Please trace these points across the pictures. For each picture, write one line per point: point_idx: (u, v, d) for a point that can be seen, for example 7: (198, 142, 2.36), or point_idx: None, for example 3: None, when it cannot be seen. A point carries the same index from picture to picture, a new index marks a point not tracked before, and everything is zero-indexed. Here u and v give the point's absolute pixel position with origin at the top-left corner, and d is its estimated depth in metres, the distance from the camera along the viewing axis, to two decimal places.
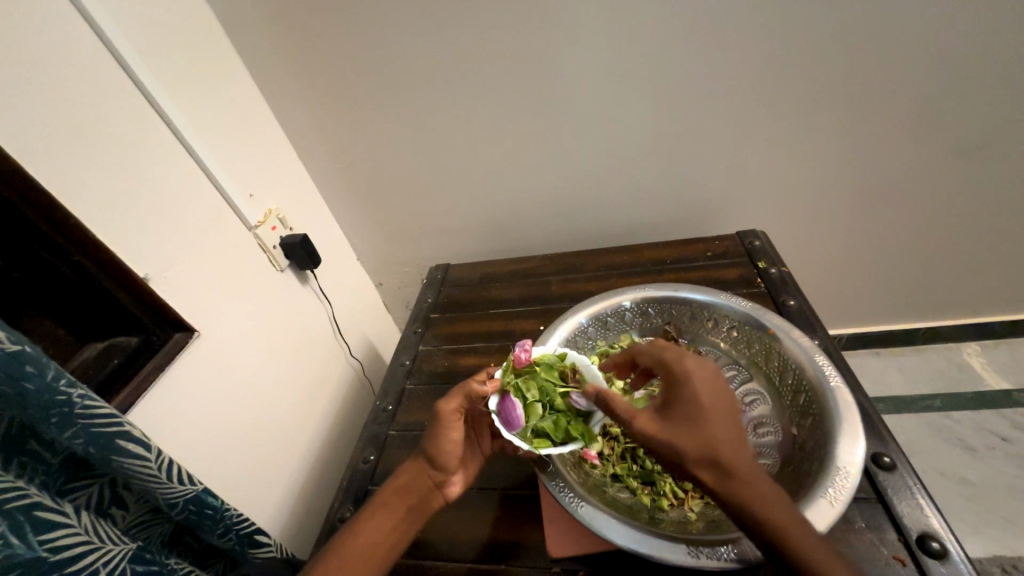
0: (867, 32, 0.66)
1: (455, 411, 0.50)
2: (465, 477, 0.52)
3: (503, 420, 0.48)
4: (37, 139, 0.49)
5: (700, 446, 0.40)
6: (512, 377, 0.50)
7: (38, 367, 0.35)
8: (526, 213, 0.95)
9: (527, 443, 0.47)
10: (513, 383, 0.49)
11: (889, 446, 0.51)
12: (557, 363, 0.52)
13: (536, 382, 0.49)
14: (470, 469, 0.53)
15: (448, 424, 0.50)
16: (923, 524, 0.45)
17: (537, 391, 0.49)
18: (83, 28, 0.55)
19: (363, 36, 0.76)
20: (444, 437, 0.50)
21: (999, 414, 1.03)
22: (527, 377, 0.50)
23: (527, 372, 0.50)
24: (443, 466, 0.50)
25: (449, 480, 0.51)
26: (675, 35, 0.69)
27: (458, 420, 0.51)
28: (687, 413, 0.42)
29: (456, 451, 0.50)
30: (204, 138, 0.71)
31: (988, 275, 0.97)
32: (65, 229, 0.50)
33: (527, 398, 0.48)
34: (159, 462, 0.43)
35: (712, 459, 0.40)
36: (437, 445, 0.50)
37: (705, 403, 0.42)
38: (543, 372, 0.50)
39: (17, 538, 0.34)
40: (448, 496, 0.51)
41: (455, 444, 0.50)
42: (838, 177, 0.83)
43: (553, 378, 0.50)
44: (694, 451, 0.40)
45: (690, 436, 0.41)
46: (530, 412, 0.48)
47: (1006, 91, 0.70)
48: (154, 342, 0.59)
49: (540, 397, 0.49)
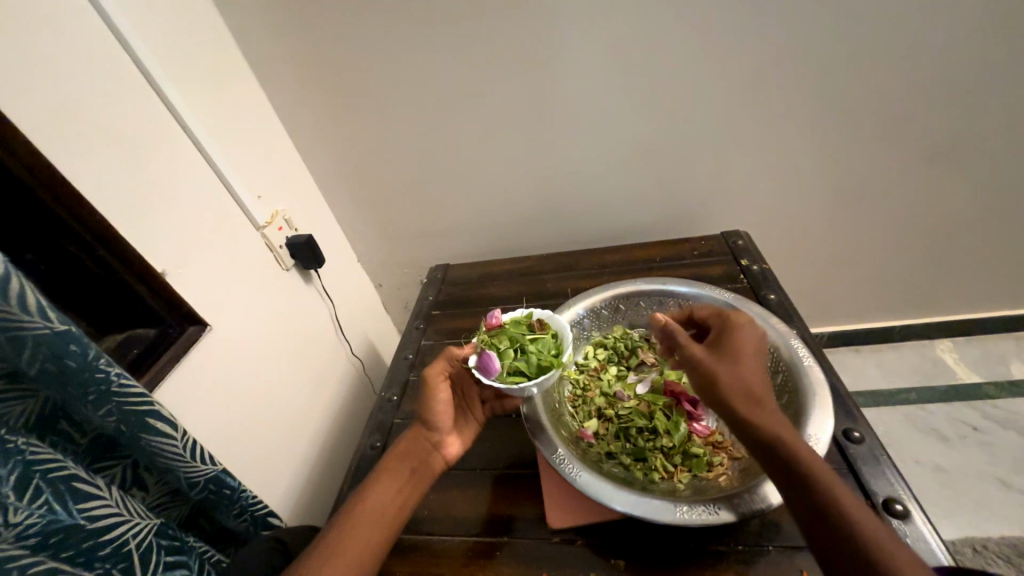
0: (833, 47, 0.73)
1: (441, 374, 0.54)
2: (462, 439, 0.56)
3: (481, 369, 0.51)
4: (66, 144, 0.52)
5: (738, 382, 0.46)
6: (485, 337, 0.55)
7: (81, 346, 0.38)
8: (522, 215, 1.00)
9: (506, 382, 0.51)
10: (487, 340, 0.54)
11: (859, 422, 0.55)
12: (524, 320, 0.57)
13: (505, 335, 0.55)
14: (466, 433, 0.56)
15: (436, 387, 0.54)
16: (889, 490, 0.49)
17: (508, 340, 0.54)
18: (111, 40, 0.59)
19: (368, 49, 0.80)
20: (434, 399, 0.54)
21: (970, 406, 1.08)
22: (499, 333, 0.55)
23: (498, 330, 0.56)
24: (439, 426, 0.54)
25: (446, 441, 0.55)
26: (661, 49, 0.75)
27: (445, 383, 0.55)
28: (733, 354, 0.48)
29: (448, 412, 0.54)
30: (216, 142, 0.74)
31: (958, 274, 1.03)
32: (90, 223, 0.53)
33: (500, 348, 0.53)
34: (183, 442, 0.46)
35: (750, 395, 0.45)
36: (430, 408, 0.54)
37: (748, 350, 0.49)
38: (511, 327, 0.56)
39: (59, 505, 0.37)
40: (448, 456, 0.55)
41: (445, 405, 0.54)
42: (813, 180, 0.89)
43: (521, 329, 0.55)
44: (733, 383, 0.46)
45: (731, 370, 0.47)
46: (505, 356, 0.52)
47: (960, 102, 0.77)
48: (171, 333, 0.62)
49: (512, 345, 0.54)
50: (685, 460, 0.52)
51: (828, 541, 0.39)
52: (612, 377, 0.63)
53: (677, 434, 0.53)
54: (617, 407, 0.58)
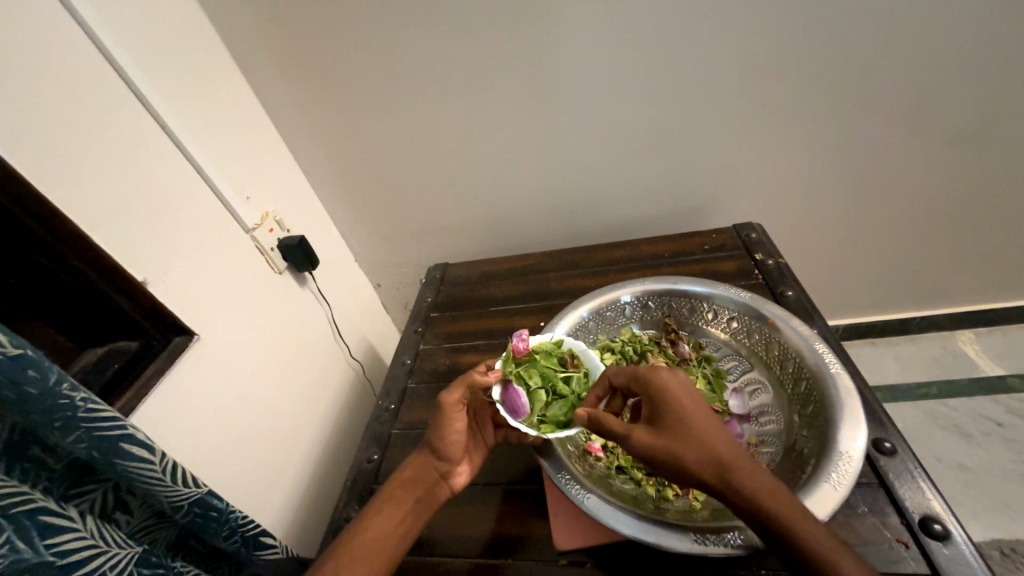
0: (856, 23, 0.67)
1: (458, 401, 0.51)
2: (471, 468, 0.53)
3: (509, 409, 0.50)
4: (33, 149, 0.49)
5: (702, 459, 0.40)
6: (513, 366, 0.52)
7: (41, 371, 0.35)
8: (523, 211, 0.95)
9: (533, 428, 0.49)
10: (515, 372, 0.51)
11: (890, 432, 0.51)
12: (555, 350, 0.54)
13: (537, 369, 0.51)
14: (475, 460, 0.54)
15: (451, 415, 0.51)
16: (925, 507, 0.46)
17: (539, 376, 0.51)
18: (79, 35, 0.55)
19: (357, 39, 0.75)
20: (448, 426, 0.51)
21: (994, 400, 1.04)
22: (529, 365, 0.51)
23: (527, 361, 0.52)
24: (449, 455, 0.51)
25: (454, 470, 0.52)
26: (669, 30, 0.70)
27: (461, 410, 0.52)
28: (681, 429, 0.42)
29: (461, 441, 0.52)
30: (199, 140, 0.70)
31: (983, 263, 0.98)
32: (62, 233, 0.50)
33: (530, 385, 0.50)
34: (163, 465, 0.44)
35: (718, 471, 0.39)
36: (441, 435, 0.51)
37: (692, 415, 0.42)
38: (543, 359, 0.52)
39: (23, 543, 0.35)
40: (455, 485, 0.52)
41: (458, 434, 0.51)
42: (833, 168, 0.83)
43: (553, 363, 0.52)
44: (699, 466, 0.40)
45: (691, 445, 0.41)
46: (535, 398, 0.50)
47: (992, 80, 0.71)
48: (155, 346, 0.59)
49: (543, 383, 0.50)
50: None
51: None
52: None
53: None
54: None
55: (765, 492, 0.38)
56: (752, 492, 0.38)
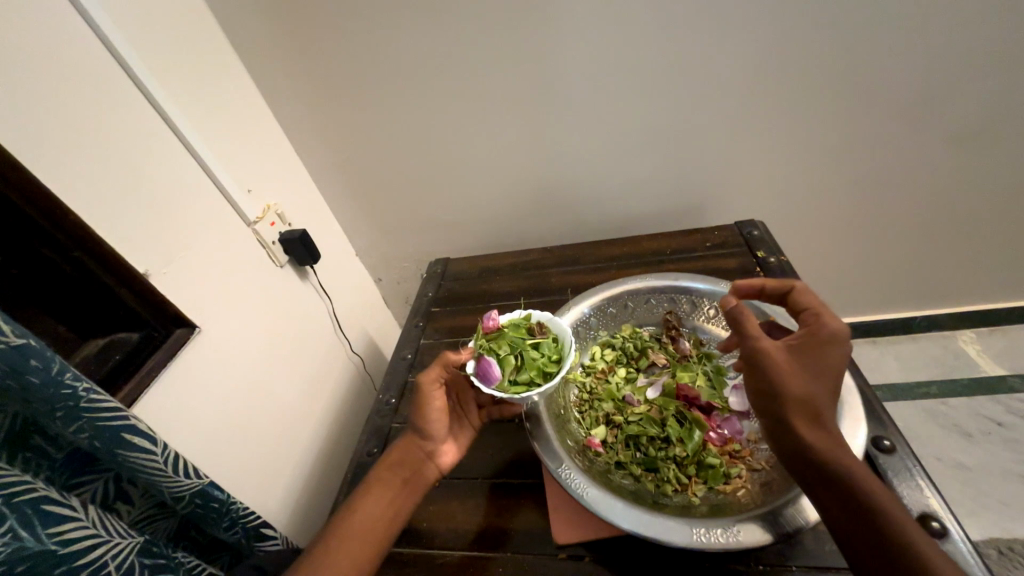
0: (862, 20, 0.66)
1: (435, 380, 0.52)
2: (457, 447, 0.54)
3: (482, 378, 0.50)
4: (35, 141, 0.49)
5: (806, 391, 0.43)
6: (482, 341, 0.52)
7: (43, 361, 0.35)
8: (524, 206, 0.95)
9: (506, 392, 0.49)
10: (486, 346, 0.52)
11: (889, 430, 0.51)
12: (523, 322, 0.55)
13: (506, 339, 0.52)
14: (460, 440, 0.54)
15: (430, 394, 0.52)
16: (923, 505, 0.46)
17: (508, 346, 0.52)
18: (82, 27, 0.54)
19: (360, 33, 0.75)
20: (427, 405, 0.52)
21: (994, 400, 1.04)
22: (498, 338, 0.52)
23: (496, 334, 0.53)
24: (431, 433, 0.52)
25: (439, 449, 0.52)
26: (673, 26, 0.69)
27: (440, 390, 0.53)
28: (810, 362, 0.45)
29: (442, 418, 0.52)
30: (202, 134, 0.70)
31: (985, 263, 0.97)
32: (65, 225, 0.50)
33: (500, 354, 0.51)
34: (165, 456, 0.44)
35: (815, 408, 0.43)
36: (422, 415, 0.52)
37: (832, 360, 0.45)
38: (511, 330, 0.53)
39: (26, 531, 0.35)
40: (441, 464, 0.52)
41: (438, 412, 0.52)
42: (836, 166, 0.83)
43: (521, 333, 0.53)
44: (801, 393, 0.43)
45: (808, 378, 0.44)
46: (506, 364, 0.50)
47: (998, 79, 0.71)
48: (156, 338, 0.58)
49: (512, 351, 0.51)
50: (700, 471, 0.49)
51: (855, 544, 0.38)
52: (621, 379, 0.60)
53: (691, 443, 0.50)
54: (627, 413, 0.55)
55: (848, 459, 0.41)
56: (835, 441, 0.42)
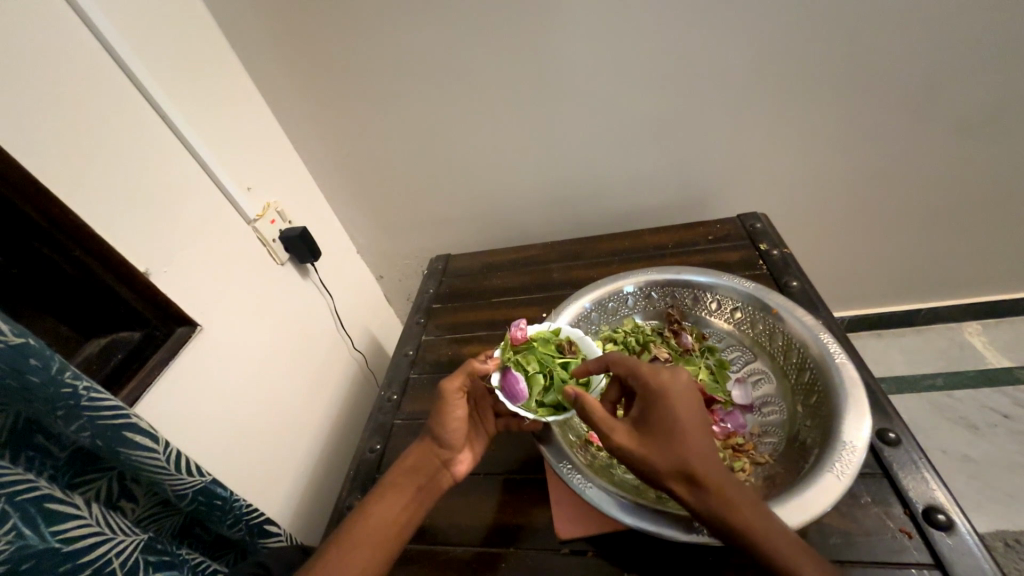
0: (868, 8, 0.65)
1: (459, 389, 0.52)
2: (473, 455, 0.54)
3: (508, 395, 0.51)
4: (33, 141, 0.48)
5: (674, 462, 0.40)
6: (511, 353, 0.54)
7: (42, 360, 0.35)
8: (525, 201, 0.95)
9: (531, 412, 0.50)
10: (513, 359, 0.53)
11: (895, 423, 0.51)
12: (553, 338, 0.55)
13: (535, 356, 0.53)
14: (477, 448, 0.54)
15: (452, 402, 0.51)
16: (929, 498, 0.46)
17: (537, 362, 0.52)
18: (78, 26, 0.54)
19: (357, 29, 0.74)
20: (449, 414, 0.52)
21: (999, 391, 1.03)
22: (527, 352, 0.53)
23: (525, 347, 0.54)
24: (451, 443, 0.52)
25: (456, 458, 0.53)
26: (674, 17, 0.68)
27: (462, 398, 0.52)
28: (662, 432, 0.42)
29: (462, 428, 0.52)
30: (201, 132, 0.70)
31: (991, 254, 0.96)
32: (65, 225, 0.50)
33: (528, 371, 0.52)
34: (166, 454, 0.44)
35: (687, 474, 0.40)
36: (442, 423, 0.52)
37: (683, 419, 0.42)
38: (540, 346, 0.54)
39: (29, 530, 0.35)
40: (457, 474, 0.53)
41: (459, 421, 0.52)
42: (840, 157, 0.82)
43: (550, 349, 0.54)
44: (669, 467, 0.40)
45: (669, 448, 0.41)
46: (533, 382, 0.51)
47: (1006, 67, 0.69)
48: (158, 336, 0.59)
49: (540, 369, 0.52)
50: None
51: None
52: None
53: None
54: None
55: (736, 505, 0.38)
56: (728, 499, 0.39)
